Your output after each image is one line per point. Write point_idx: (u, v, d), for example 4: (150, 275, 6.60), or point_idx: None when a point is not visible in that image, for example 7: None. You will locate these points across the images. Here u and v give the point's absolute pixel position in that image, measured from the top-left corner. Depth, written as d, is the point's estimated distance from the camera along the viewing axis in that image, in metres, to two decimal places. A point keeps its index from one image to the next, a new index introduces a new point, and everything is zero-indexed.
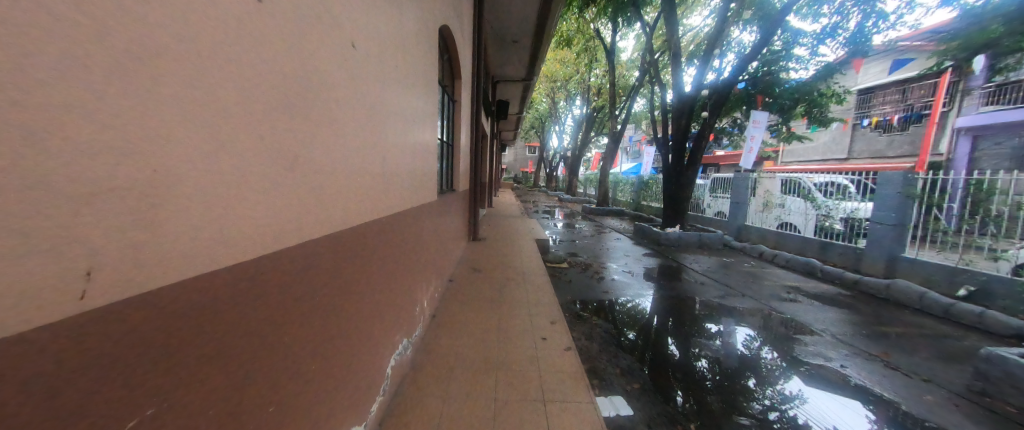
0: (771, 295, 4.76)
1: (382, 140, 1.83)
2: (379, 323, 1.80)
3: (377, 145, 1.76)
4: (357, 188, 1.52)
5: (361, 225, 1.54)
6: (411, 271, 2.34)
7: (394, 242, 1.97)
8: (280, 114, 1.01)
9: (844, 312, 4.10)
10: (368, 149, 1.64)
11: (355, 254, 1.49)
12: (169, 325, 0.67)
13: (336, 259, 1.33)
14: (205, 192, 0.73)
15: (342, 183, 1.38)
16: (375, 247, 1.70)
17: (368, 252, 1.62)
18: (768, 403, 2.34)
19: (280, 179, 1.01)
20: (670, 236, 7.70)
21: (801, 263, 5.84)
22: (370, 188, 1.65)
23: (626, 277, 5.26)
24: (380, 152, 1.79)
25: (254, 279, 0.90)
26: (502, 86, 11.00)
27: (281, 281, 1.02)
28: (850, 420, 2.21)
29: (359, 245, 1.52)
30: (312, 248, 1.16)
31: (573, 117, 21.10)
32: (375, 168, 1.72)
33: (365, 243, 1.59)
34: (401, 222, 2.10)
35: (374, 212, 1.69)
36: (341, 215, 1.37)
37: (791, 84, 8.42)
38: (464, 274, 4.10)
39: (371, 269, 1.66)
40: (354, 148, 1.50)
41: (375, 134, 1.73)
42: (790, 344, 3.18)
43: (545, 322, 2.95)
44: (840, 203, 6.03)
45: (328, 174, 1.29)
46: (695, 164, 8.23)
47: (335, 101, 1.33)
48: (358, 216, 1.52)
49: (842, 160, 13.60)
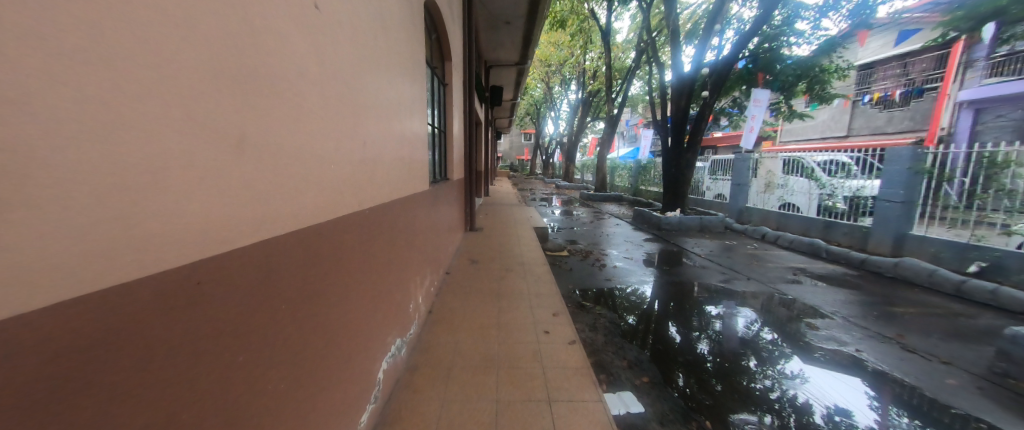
0: (775, 277, 4.68)
1: (361, 125, 1.62)
2: (369, 322, 1.66)
3: (354, 130, 1.55)
4: (332, 177, 1.32)
5: (339, 219, 1.36)
6: (403, 265, 2.19)
7: (382, 233, 1.81)
8: (225, 80, 0.79)
9: (852, 293, 4.00)
10: (342, 132, 1.43)
11: (334, 249, 1.33)
12: (57, 366, 0.48)
13: (305, 258, 1.14)
14: (110, 185, 0.54)
15: (310, 171, 1.18)
16: (358, 241, 1.53)
17: (350, 246, 1.45)
18: (768, 383, 2.28)
19: (230, 166, 0.80)
20: (672, 220, 7.56)
21: (804, 244, 5.75)
22: (346, 175, 1.45)
23: (628, 263, 5.13)
24: (359, 136, 1.60)
25: (198, 288, 0.72)
26: (495, 70, 10.63)
27: (240, 286, 0.84)
28: (855, 400, 2.16)
29: (338, 239, 1.36)
30: (277, 244, 0.98)
31: (569, 102, 20.66)
32: (353, 155, 1.52)
33: (345, 237, 1.42)
34: (389, 212, 1.92)
35: (351, 202, 1.48)
36: (310, 206, 1.17)
37: (793, 60, 8.15)
38: (461, 267, 3.92)
39: (355, 265, 1.50)
40: (324, 130, 1.29)
41: (351, 116, 1.52)
42: (800, 328, 3.06)
43: (547, 314, 2.83)
44: (844, 182, 5.90)
45: (292, 163, 1.07)
46: (695, 146, 8.03)
47: (297, 73, 1.11)
48: (332, 207, 1.32)
49: (842, 138, 13.51)
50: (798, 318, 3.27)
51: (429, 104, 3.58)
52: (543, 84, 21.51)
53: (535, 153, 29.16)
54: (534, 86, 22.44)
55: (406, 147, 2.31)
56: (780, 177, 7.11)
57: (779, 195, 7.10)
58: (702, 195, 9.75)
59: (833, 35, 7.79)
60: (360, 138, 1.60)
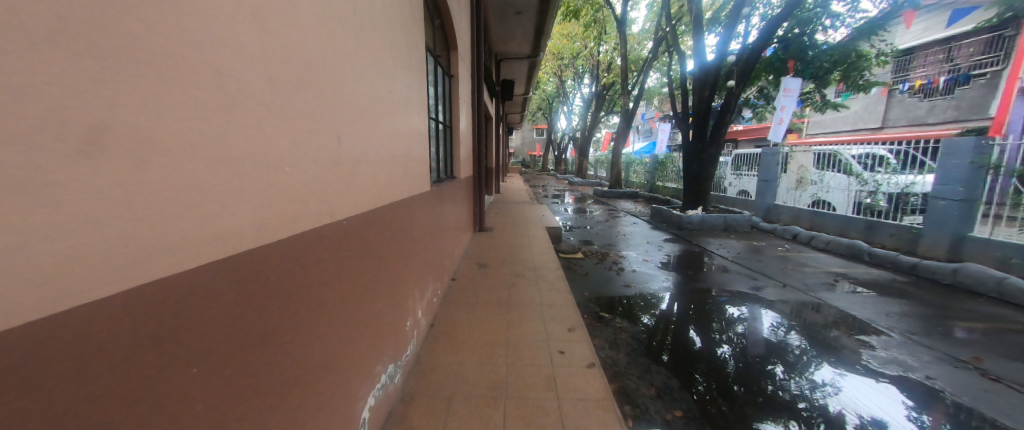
0: (813, 282, 4.25)
1: (342, 116, 1.33)
2: (349, 353, 1.40)
3: (332, 122, 1.26)
4: (295, 182, 1.03)
5: (312, 234, 1.12)
6: (399, 278, 1.92)
7: (370, 245, 1.54)
8: (91, 43, 0.50)
9: (904, 304, 3.56)
10: (314, 126, 1.14)
11: (299, 271, 1.06)
12: None
13: (256, 288, 0.88)
14: None
15: (262, 176, 0.88)
16: (334, 258, 1.25)
17: (323, 266, 1.19)
18: (797, 392, 2.16)
19: (130, 178, 0.56)
20: (693, 219, 7.12)
21: (844, 245, 5.27)
22: (319, 180, 1.16)
23: (646, 267, 4.78)
24: (339, 131, 1.30)
25: (38, 366, 0.45)
26: (506, 64, 10.30)
27: (116, 354, 0.56)
28: (890, 408, 2.05)
29: (304, 259, 1.08)
30: (191, 282, 0.68)
31: (582, 96, 20.14)
32: (330, 154, 1.23)
33: (316, 256, 1.15)
34: (381, 219, 1.65)
35: (329, 214, 1.22)
36: (260, 221, 0.88)
37: (827, 46, 7.52)
38: (468, 273, 3.64)
39: (329, 287, 1.23)
40: (286, 120, 0.99)
41: (328, 105, 1.22)
42: (853, 348, 2.66)
43: (561, 329, 2.54)
44: (888, 177, 5.35)
45: (247, 171, 0.83)
46: (719, 140, 7.54)
47: (248, 46, 0.83)
48: (294, 219, 1.03)
49: (876, 130, 12.83)
50: (835, 326, 3.00)
51: (433, 96, 3.29)
52: (556, 78, 21.02)
53: (547, 150, 28.75)
54: (546, 80, 21.98)
55: (402, 143, 2.03)
56: (813, 172, 6.58)
57: (811, 192, 6.57)
58: (725, 192, 9.23)
59: (874, 17, 7.13)
60: (339, 133, 1.31)
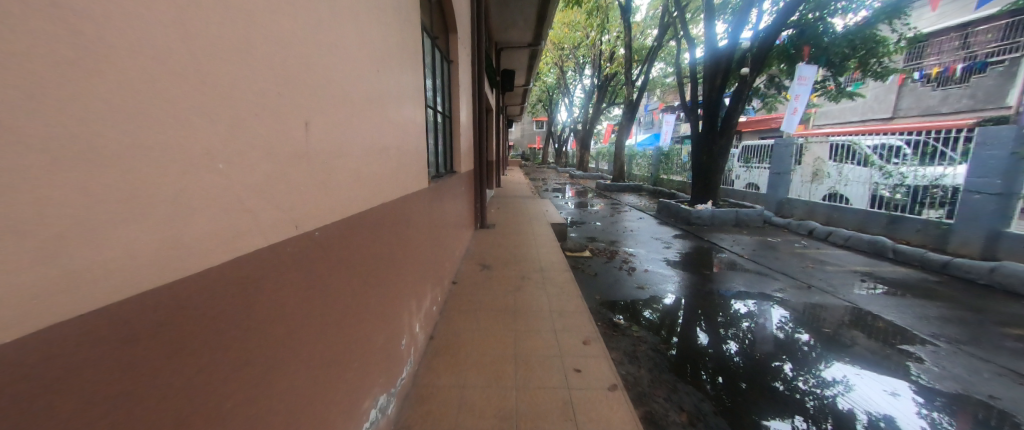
0: (838, 281, 4.00)
1: (313, 96, 1.01)
2: (328, 395, 1.12)
3: (297, 103, 0.93)
4: (233, 185, 0.71)
5: (277, 251, 0.85)
6: (392, 292, 1.65)
7: (354, 260, 1.26)
8: None
9: (940, 307, 3.33)
10: (268, 105, 0.82)
11: (253, 306, 0.78)
12: None
13: (183, 338, 0.61)
14: None
15: (169, 178, 0.57)
16: (305, 281, 0.97)
17: (289, 294, 0.91)
18: (804, 386, 2.17)
19: None
20: (703, 214, 6.84)
21: (865, 242, 5.03)
22: (274, 181, 0.84)
23: (658, 266, 4.53)
24: (309, 116, 0.99)
25: None
26: (505, 53, 9.86)
27: None
28: (901, 404, 2.04)
29: (259, 290, 0.80)
30: (27, 370, 0.39)
31: (583, 87, 19.63)
32: (291, 147, 0.91)
33: (279, 282, 0.86)
34: (366, 227, 1.35)
35: (293, 225, 0.91)
36: (164, 244, 0.56)
37: (844, 30, 7.16)
38: (470, 275, 3.37)
39: (299, 320, 0.96)
40: (216, 97, 0.67)
41: (288, 80, 0.90)
42: (896, 360, 2.46)
43: (575, 342, 2.29)
44: (914, 169, 5.05)
45: (153, 171, 0.54)
46: (730, 131, 7.22)
47: None
48: (236, 238, 0.71)
49: (886, 120, 12.61)
50: (852, 326, 2.96)
51: (430, 83, 2.98)
52: (556, 69, 20.50)
53: (547, 142, 28.33)
54: (547, 70, 21.50)
55: (393, 133, 1.72)
56: (830, 164, 6.28)
57: (828, 185, 6.29)
58: (732, 185, 8.96)
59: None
60: (309, 118, 0.99)
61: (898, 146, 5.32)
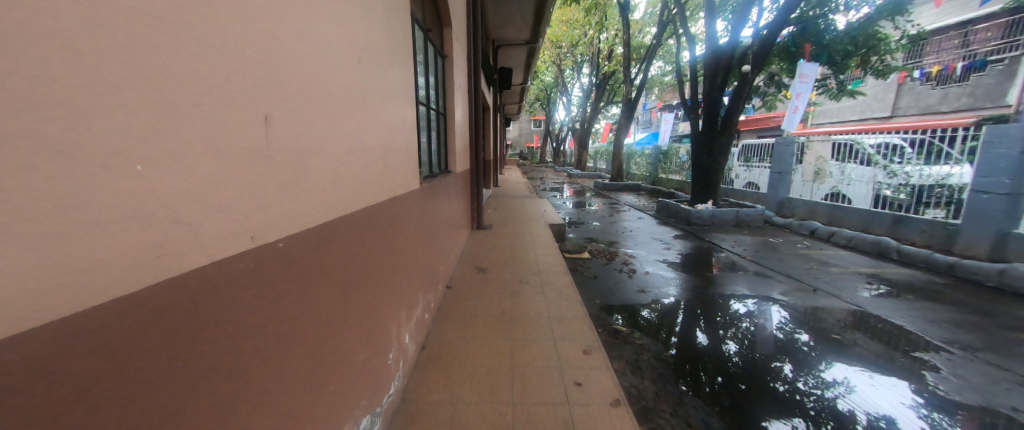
0: (843, 283, 3.91)
1: (271, 86, 0.84)
2: (303, 425, 0.99)
3: (248, 93, 0.75)
4: (147, 200, 0.53)
5: (230, 269, 0.71)
6: (378, 302, 1.52)
7: (332, 271, 1.13)
8: None
9: (950, 311, 3.23)
10: (205, 96, 0.65)
11: (202, 338, 0.65)
12: None
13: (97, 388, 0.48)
14: None
15: (52, 194, 0.41)
16: (270, 302, 0.84)
17: (252, 318, 0.78)
18: (803, 387, 2.16)
19: None
20: (703, 214, 6.74)
21: (869, 242, 4.95)
22: (214, 191, 0.66)
23: (659, 267, 4.41)
24: (267, 110, 0.82)
25: None
26: (503, 50, 9.72)
27: None
28: (899, 404, 2.05)
29: (208, 320, 0.66)
30: None
31: (582, 86, 19.51)
32: (241, 147, 0.73)
33: (235, 307, 0.73)
34: (346, 234, 1.21)
35: (250, 236, 0.76)
36: (34, 289, 0.40)
37: (845, 28, 7.08)
38: (466, 279, 3.24)
39: (265, 345, 0.83)
40: (116, 81, 0.49)
41: (237, 64, 0.73)
42: (909, 368, 2.38)
43: (576, 352, 2.17)
44: (919, 169, 4.95)
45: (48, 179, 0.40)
46: (730, 129, 7.12)
47: None
48: (154, 264, 0.55)
49: (885, 118, 12.54)
50: (855, 327, 2.93)
51: (424, 77, 2.84)
52: (554, 68, 20.38)
53: (545, 140, 28.24)
54: (545, 69, 21.36)
55: (378, 131, 1.57)
56: (832, 163, 6.20)
57: (829, 185, 6.20)
58: (732, 184, 8.87)
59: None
60: (268, 112, 0.82)
61: (899, 145, 5.26)
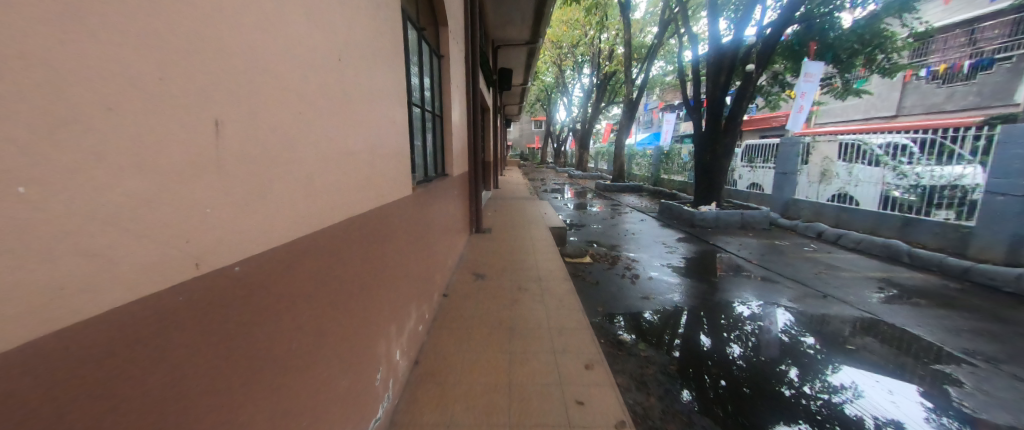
0: (853, 288, 3.79)
1: (224, 84, 0.70)
2: None
3: (190, 93, 0.62)
4: (29, 232, 0.39)
5: (170, 305, 0.59)
6: (363, 320, 1.41)
7: (307, 291, 1.02)
8: None
9: (967, 318, 3.11)
10: (122, 95, 0.51)
11: (135, 389, 0.54)
12: None
13: None
14: None
15: None
16: (231, 332, 0.73)
17: (207, 354, 0.67)
18: (809, 390, 2.16)
19: None
20: (707, 216, 6.61)
21: (878, 246, 4.82)
22: (132, 214, 0.52)
23: (663, 272, 4.30)
24: (220, 112, 0.69)
25: None
26: (502, 50, 9.60)
27: None
28: (907, 408, 2.04)
29: (143, 366, 0.55)
30: None
31: (582, 86, 19.37)
32: (176, 158, 0.60)
33: (181, 345, 0.62)
34: (324, 249, 1.10)
35: (196, 265, 0.63)
36: None
37: (851, 26, 6.94)
38: (464, 287, 3.12)
39: (226, 384, 0.73)
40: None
41: (174, 57, 0.59)
42: (924, 379, 2.31)
43: (577, 366, 2.06)
44: (930, 169, 4.82)
45: None
46: (734, 130, 6.99)
47: None
48: (59, 312, 0.43)
49: (890, 118, 12.38)
50: (865, 332, 2.89)
51: (418, 79, 2.74)
52: (555, 68, 20.24)
53: (547, 141, 28.17)
54: (545, 69, 21.29)
55: (365, 136, 1.45)
56: (839, 164, 6.06)
57: (835, 186, 6.07)
58: (735, 185, 8.74)
59: None
60: (221, 116, 0.69)
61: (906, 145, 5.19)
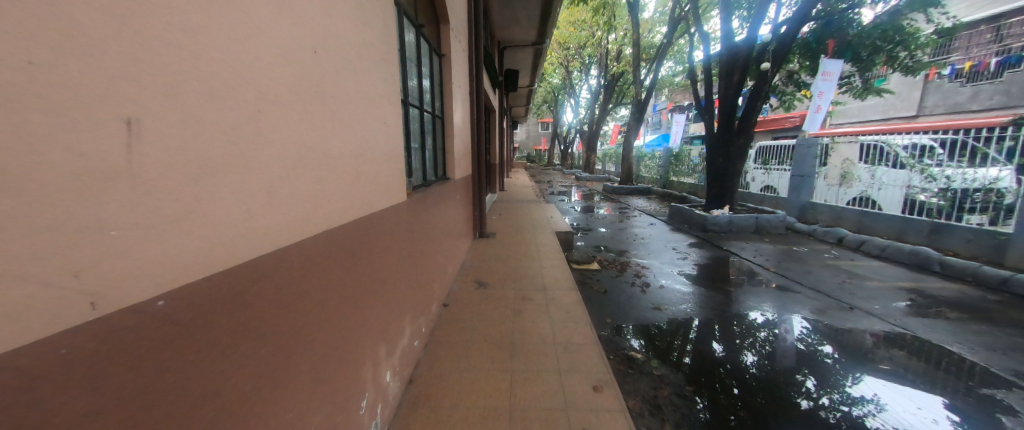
0: (880, 298, 3.57)
1: (140, 74, 0.56)
2: None
3: (92, 86, 0.49)
4: None
5: (68, 354, 0.46)
6: (344, 342, 1.27)
7: (271, 319, 0.89)
8: None
9: (1010, 335, 2.86)
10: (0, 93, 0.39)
11: None
12: None
13: None
14: None
15: None
16: (157, 384, 0.59)
17: (121, 409, 0.54)
18: (828, 402, 2.09)
19: None
20: (720, 220, 6.36)
21: (905, 252, 4.55)
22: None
23: (675, 280, 4.09)
24: (133, 108, 0.55)
25: None
26: (508, 51, 9.46)
27: None
28: (927, 418, 2.01)
29: None
30: None
31: (590, 87, 19.15)
32: (75, 169, 0.47)
33: (77, 412, 0.48)
34: (293, 269, 0.96)
35: (102, 300, 0.50)
36: None
37: (872, 22, 6.63)
38: (465, 296, 2.97)
39: None
40: None
41: (65, 37, 0.46)
42: (959, 399, 2.15)
43: (584, 388, 1.89)
44: (961, 172, 4.52)
45: None
46: (747, 131, 6.74)
47: None
48: None
49: (910, 118, 11.93)
50: (889, 344, 2.75)
51: (416, 80, 2.62)
52: (562, 69, 20.05)
53: (554, 142, 28.02)
54: (552, 70, 21.14)
55: (350, 141, 1.34)
56: (860, 166, 5.76)
57: (856, 189, 5.79)
58: (748, 188, 8.45)
59: None
60: (141, 115, 0.56)
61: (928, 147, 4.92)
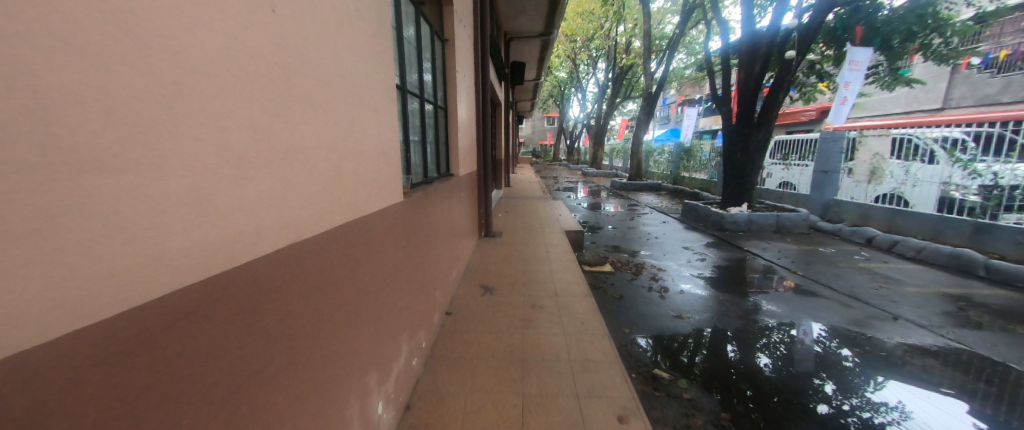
0: (923, 306, 3.26)
1: None
2: None
3: None
4: None
5: None
6: (318, 380, 1.02)
7: (207, 379, 0.63)
8: None
9: None
10: None
11: None
12: None
13: None
14: None
15: None
16: None
17: None
18: (845, 407, 1.92)
19: None
20: (738, 219, 6.02)
21: (946, 255, 4.20)
22: None
23: (694, 284, 3.80)
24: None
25: None
26: (513, 42, 9.07)
27: None
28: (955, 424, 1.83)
29: None
30: None
31: (597, 81, 18.65)
32: None
33: None
34: (239, 305, 0.71)
35: None
36: None
37: (906, 6, 6.16)
38: (469, 304, 2.73)
39: None
40: None
41: None
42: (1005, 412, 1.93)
43: (608, 418, 1.64)
44: (1010, 167, 4.20)
45: None
46: (768, 124, 6.35)
47: None
48: None
49: (934, 112, 11.42)
50: (921, 352, 2.51)
51: (416, 67, 2.35)
52: (569, 62, 19.53)
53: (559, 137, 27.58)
54: (558, 63, 20.68)
55: (331, 137, 1.08)
56: (893, 162, 5.40)
57: (887, 186, 5.44)
58: (765, 184, 8.08)
59: None
60: None
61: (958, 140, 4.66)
